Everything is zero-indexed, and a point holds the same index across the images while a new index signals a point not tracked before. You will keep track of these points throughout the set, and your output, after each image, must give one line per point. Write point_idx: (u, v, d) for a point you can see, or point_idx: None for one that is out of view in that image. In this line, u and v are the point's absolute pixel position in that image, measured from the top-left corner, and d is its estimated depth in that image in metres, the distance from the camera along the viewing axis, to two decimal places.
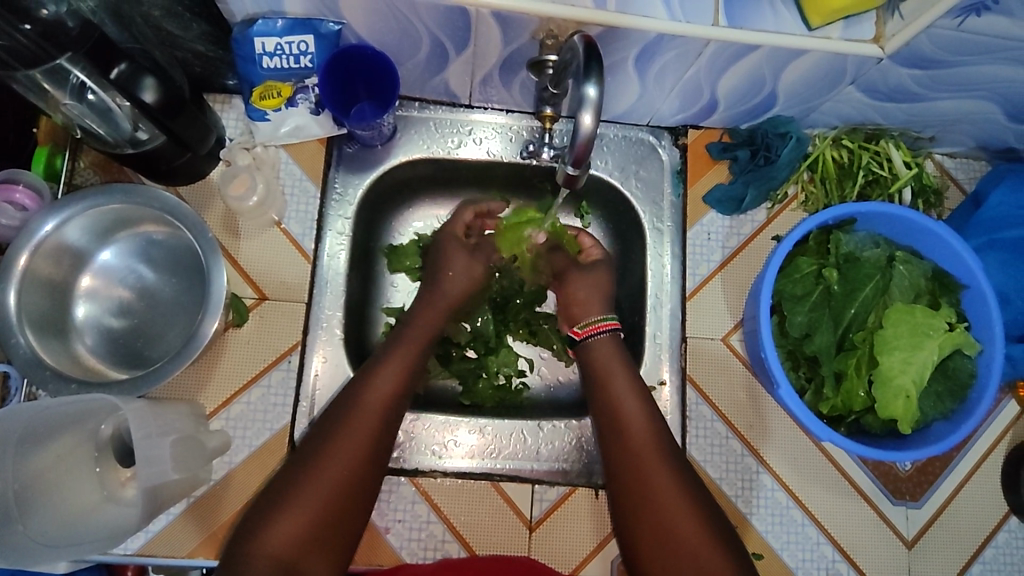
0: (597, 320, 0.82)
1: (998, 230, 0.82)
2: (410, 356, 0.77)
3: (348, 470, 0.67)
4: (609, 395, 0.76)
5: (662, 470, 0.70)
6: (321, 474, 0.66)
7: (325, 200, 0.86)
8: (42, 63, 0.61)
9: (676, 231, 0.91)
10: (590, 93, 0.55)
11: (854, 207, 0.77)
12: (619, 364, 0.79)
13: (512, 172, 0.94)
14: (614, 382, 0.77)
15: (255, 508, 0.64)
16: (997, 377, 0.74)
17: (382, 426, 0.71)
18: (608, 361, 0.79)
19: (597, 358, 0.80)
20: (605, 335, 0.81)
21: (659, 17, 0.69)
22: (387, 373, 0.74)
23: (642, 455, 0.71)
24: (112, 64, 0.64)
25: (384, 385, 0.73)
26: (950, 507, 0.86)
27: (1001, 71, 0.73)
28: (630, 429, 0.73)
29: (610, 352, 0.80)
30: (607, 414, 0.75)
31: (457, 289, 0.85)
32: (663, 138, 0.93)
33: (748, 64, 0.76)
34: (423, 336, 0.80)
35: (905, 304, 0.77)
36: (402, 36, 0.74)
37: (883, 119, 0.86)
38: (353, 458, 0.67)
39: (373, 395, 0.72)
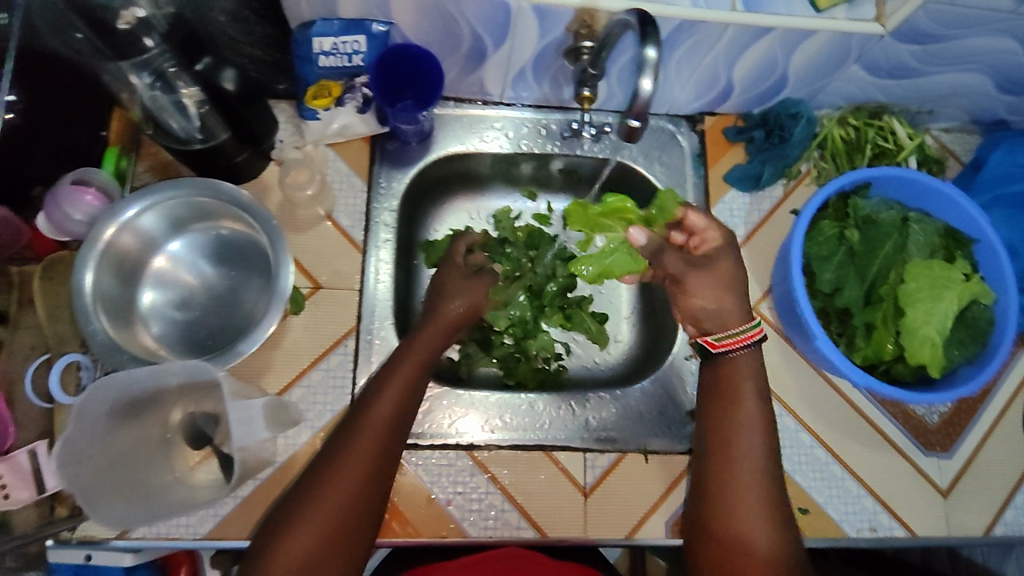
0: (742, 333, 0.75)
1: (1000, 187, 0.90)
2: (415, 373, 0.76)
3: (356, 484, 0.67)
4: (734, 417, 0.73)
5: (754, 465, 0.70)
6: (330, 492, 0.66)
7: (371, 193, 0.91)
8: (127, 55, 0.70)
9: (700, 210, 0.97)
10: (649, 54, 0.60)
11: (869, 171, 0.83)
12: (749, 373, 0.75)
13: (540, 163, 1.01)
14: (741, 402, 0.73)
15: (272, 518, 0.66)
16: (1016, 320, 0.79)
17: (386, 445, 0.70)
18: (749, 379, 0.74)
19: (729, 362, 0.75)
20: (743, 350, 0.75)
21: (682, 4, 0.77)
22: (391, 391, 0.73)
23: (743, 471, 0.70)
24: (197, 57, 0.74)
25: (388, 403, 0.72)
26: (979, 455, 0.90)
27: (989, 42, 0.82)
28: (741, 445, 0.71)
29: (749, 363, 0.75)
30: (723, 425, 0.73)
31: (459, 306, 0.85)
32: (682, 125, 1.01)
33: (762, 47, 0.83)
34: (428, 352, 0.79)
35: (923, 260, 0.82)
36: (446, 35, 0.81)
37: (884, 96, 0.95)
38: (359, 476, 0.67)
39: (377, 413, 0.71)
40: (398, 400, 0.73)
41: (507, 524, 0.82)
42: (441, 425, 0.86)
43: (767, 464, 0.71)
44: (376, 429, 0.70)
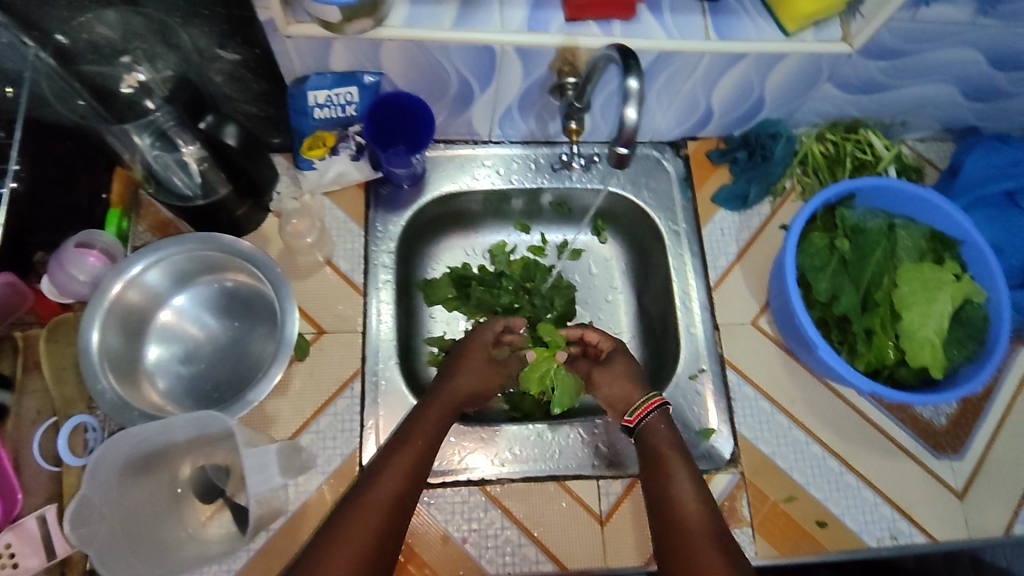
0: (647, 398, 0.80)
1: (980, 189, 0.92)
2: (418, 451, 0.74)
3: (357, 564, 0.62)
4: (659, 457, 0.75)
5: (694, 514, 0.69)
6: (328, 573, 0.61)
7: (368, 237, 0.92)
8: (132, 117, 0.76)
9: (691, 232, 0.99)
10: (632, 85, 0.64)
11: (851, 182, 0.86)
12: (670, 436, 0.78)
13: (532, 198, 1.04)
14: (661, 448, 0.77)
15: None
16: (1009, 317, 0.81)
17: (388, 523, 0.67)
18: (662, 431, 0.78)
19: (649, 430, 0.78)
20: (655, 412, 0.79)
21: (658, 37, 0.81)
22: (396, 467, 0.71)
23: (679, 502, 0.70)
24: (200, 115, 0.76)
25: (392, 480, 0.70)
26: (990, 454, 0.91)
27: (952, 53, 0.86)
28: (673, 480, 0.73)
29: (660, 425, 0.79)
30: (653, 469, 0.75)
31: (469, 384, 0.83)
32: (666, 151, 1.04)
33: (738, 72, 0.87)
34: (435, 428, 0.77)
35: (913, 264, 0.84)
36: (435, 80, 0.85)
37: (858, 111, 0.98)
38: (362, 555, 0.63)
39: (380, 491, 0.68)
40: (403, 477, 0.71)
41: (526, 560, 0.81)
42: (452, 464, 0.84)
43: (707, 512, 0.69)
44: (376, 508, 0.67)
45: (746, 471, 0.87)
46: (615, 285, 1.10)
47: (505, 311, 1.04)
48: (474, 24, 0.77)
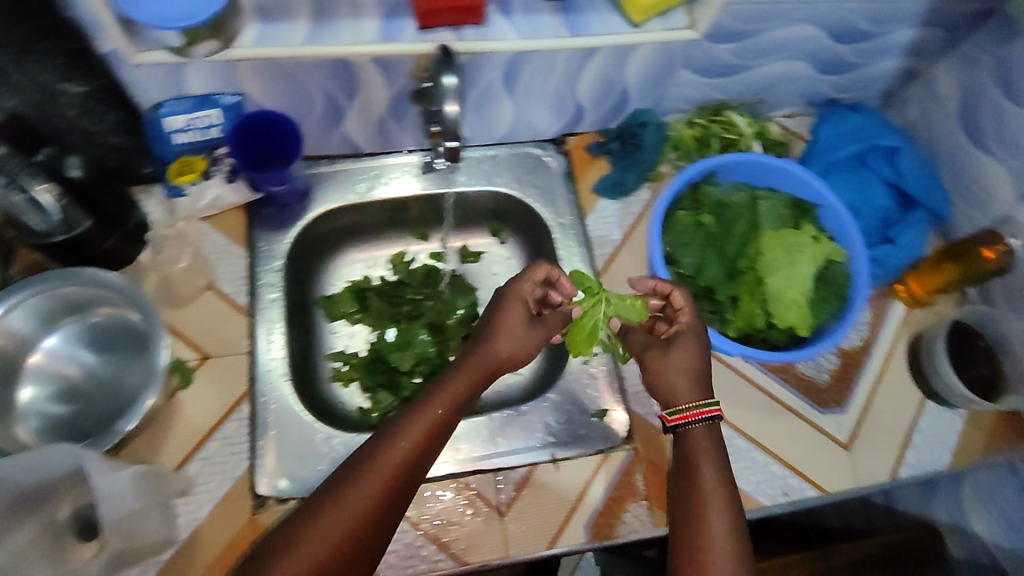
0: (700, 406, 0.76)
1: (833, 154, 0.96)
2: (439, 417, 0.74)
3: (347, 534, 0.65)
4: (693, 467, 0.73)
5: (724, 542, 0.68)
6: (320, 533, 0.65)
7: (252, 258, 0.92)
8: None
9: (575, 222, 1.02)
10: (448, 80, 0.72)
11: (711, 160, 0.90)
12: (709, 447, 0.75)
13: (427, 205, 1.06)
14: (697, 457, 0.74)
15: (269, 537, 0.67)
16: (867, 275, 0.86)
17: (384, 499, 0.68)
18: (707, 447, 0.74)
19: (690, 436, 0.76)
20: (700, 424, 0.76)
21: (510, 38, 0.83)
22: (410, 432, 0.72)
23: (706, 540, 0.68)
24: (38, 149, 0.77)
25: (405, 444, 0.71)
26: (872, 405, 0.96)
27: (792, 32, 0.90)
28: (704, 516, 0.70)
29: (704, 437, 0.75)
30: (686, 492, 0.72)
31: (506, 344, 0.80)
32: (548, 148, 1.06)
33: (596, 66, 0.90)
34: (465, 389, 0.77)
35: (775, 231, 0.89)
36: (298, 97, 0.85)
37: (720, 94, 1.03)
38: (361, 511, 0.67)
39: (393, 452, 0.70)
40: (416, 442, 0.71)
41: (426, 560, 0.81)
42: None
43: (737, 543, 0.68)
44: (386, 471, 0.69)
45: (640, 447, 0.90)
46: None
47: (408, 319, 1.06)
48: (324, 38, 0.78)
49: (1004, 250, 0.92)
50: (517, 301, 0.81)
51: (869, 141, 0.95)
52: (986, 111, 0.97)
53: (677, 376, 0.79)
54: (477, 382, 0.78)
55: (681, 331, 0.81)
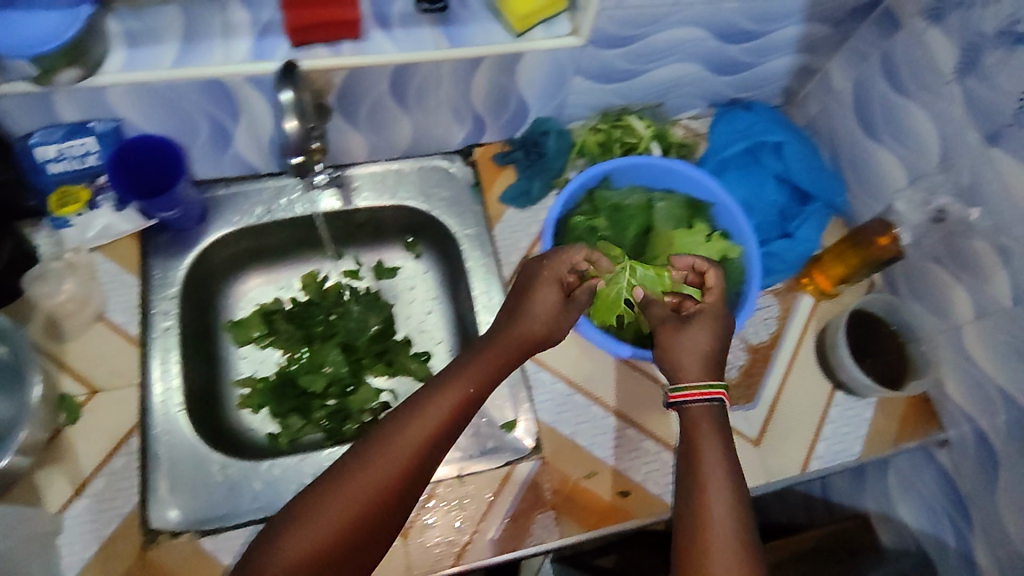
0: (699, 386, 0.72)
1: (724, 152, 1.03)
2: (470, 390, 0.72)
3: (360, 514, 0.65)
4: (696, 455, 0.68)
5: (728, 539, 0.63)
6: (336, 508, 0.64)
7: (145, 287, 0.92)
8: None
9: (481, 233, 1.02)
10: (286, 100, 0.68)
11: (603, 165, 0.90)
12: (711, 431, 0.70)
13: (338, 222, 1.05)
14: (699, 444, 0.69)
15: (288, 507, 0.67)
16: (761, 268, 0.86)
17: (407, 475, 0.67)
18: (708, 432, 0.70)
19: (695, 418, 0.71)
20: (700, 404, 0.71)
21: (389, 52, 0.82)
22: (438, 406, 0.70)
23: (710, 531, 0.64)
24: None
25: (433, 417, 0.69)
26: (781, 399, 0.96)
27: (676, 35, 0.91)
28: (707, 507, 0.65)
29: (705, 418, 0.70)
30: (688, 482, 0.68)
31: (540, 327, 0.76)
32: (455, 160, 1.06)
33: (483, 76, 0.90)
34: (496, 362, 0.74)
35: (670, 232, 0.91)
36: (179, 121, 0.84)
37: (621, 99, 1.04)
38: (389, 479, 0.66)
39: (420, 425, 0.69)
40: (444, 416, 0.70)
41: None
42: (244, 503, 0.85)
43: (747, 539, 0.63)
44: (417, 444, 0.68)
45: (546, 454, 0.90)
46: (431, 296, 1.11)
47: (321, 339, 1.05)
48: (193, 60, 0.77)
49: (896, 245, 0.93)
50: (551, 280, 0.77)
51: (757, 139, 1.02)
52: (876, 104, 0.98)
53: (687, 350, 0.74)
54: (507, 357, 0.75)
55: (700, 311, 0.78)
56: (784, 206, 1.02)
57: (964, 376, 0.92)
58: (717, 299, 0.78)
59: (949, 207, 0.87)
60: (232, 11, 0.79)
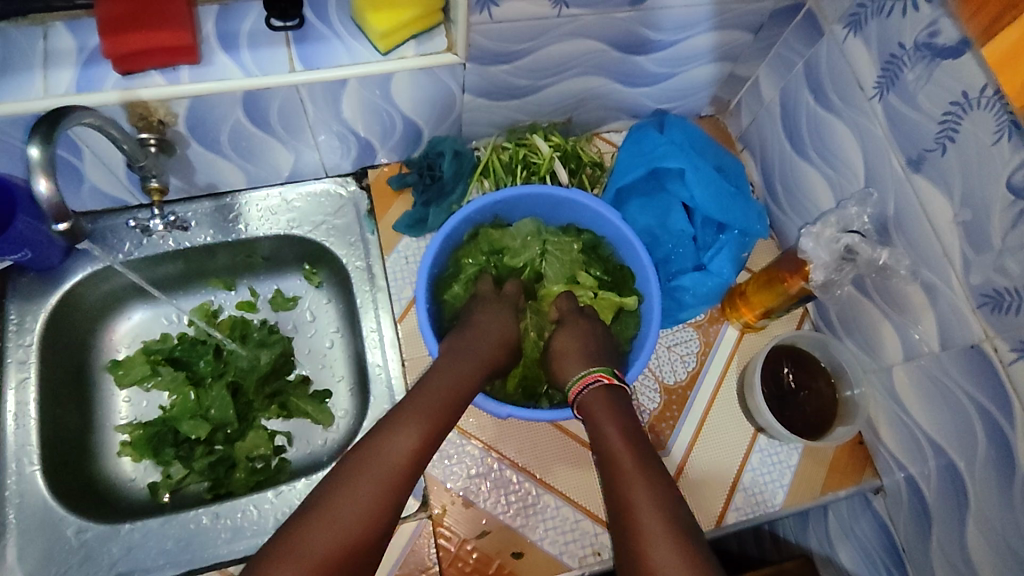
0: (585, 375, 0.75)
1: (620, 180, 0.92)
2: (443, 405, 0.71)
3: (360, 528, 0.61)
4: (598, 431, 0.70)
5: (650, 499, 0.62)
6: (332, 527, 0.61)
7: (0, 334, 0.85)
8: None
9: (373, 264, 0.94)
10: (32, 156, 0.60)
11: (490, 198, 0.83)
12: (607, 410, 0.72)
13: (227, 254, 0.98)
14: (599, 420, 0.71)
15: (273, 539, 0.61)
16: (658, 317, 0.79)
17: (399, 485, 0.65)
18: (604, 414, 0.71)
19: (588, 403, 0.73)
20: (593, 387, 0.74)
21: (234, 77, 0.75)
22: (412, 422, 0.69)
23: (636, 513, 0.61)
24: None
25: (411, 434, 0.68)
26: (696, 445, 0.88)
27: (569, 46, 0.82)
28: (627, 478, 0.64)
29: (601, 401, 0.73)
30: (606, 474, 0.67)
31: (495, 341, 0.79)
32: (349, 184, 0.99)
33: (354, 97, 0.82)
34: (465, 378, 0.74)
35: (560, 283, 0.87)
36: (12, 156, 0.77)
37: (524, 115, 0.96)
38: (376, 497, 0.63)
39: (401, 440, 0.67)
40: (421, 432, 0.68)
41: None
42: (99, 571, 0.77)
43: (663, 497, 0.62)
44: (398, 460, 0.66)
45: (435, 513, 0.81)
46: (331, 327, 1.03)
47: (211, 378, 0.96)
48: (8, 93, 0.70)
49: (808, 284, 0.82)
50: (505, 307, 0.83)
51: (666, 158, 0.90)
52: (803, 119, 0.89)
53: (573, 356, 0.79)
54: (477, 371, 0.76)
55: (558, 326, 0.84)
56: (696, 234, 0.92)
57: (893, 419, 0.83)
58: (566, 303, 0.84)
59: (857, 246, 0.76)
60: (56, 37, 0.73)
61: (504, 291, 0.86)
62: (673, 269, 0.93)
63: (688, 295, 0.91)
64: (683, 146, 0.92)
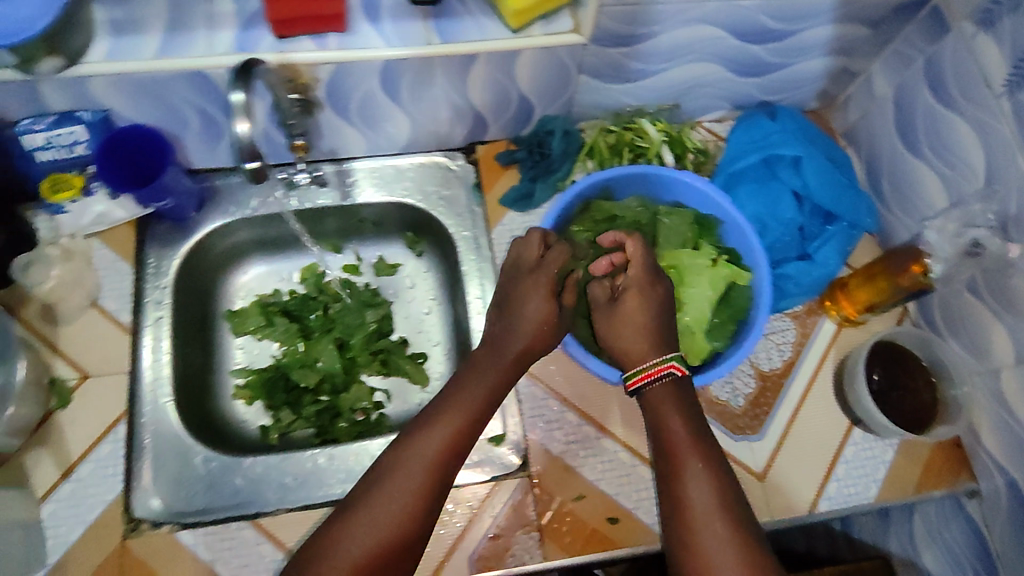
0: (656, 365, 0.75)
1: (732, 165, 0.95)
2: (472, 408, 0.74)
3: (394, 527, 0.67)
4: (660, 423, 0.73)
5: (708, 501, 0.66)
6: (369, 527, 0.66)
7: (139, 275, 0.91)
8: None
9: (480, 235, 0.99)
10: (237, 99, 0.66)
11: (603, 174, 0.85)
12: (675, 402, 0.73)
13: (338, 218, 1.03)
14: (663, 412, 0.73)
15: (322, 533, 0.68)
16: (769, 301, 0.79)
17: (429, 486, 0.69)
18: (669, 404, 0.73)
19: (653, 393, 0.75)
20: (660, 382, 0.74)
21: (375, 46, 0.80)
22: (441, 427, 0.72)
23: (691, 512, 0.66)
24: None
25: (439, 438, 0.72)
26: (791, 433, 0.89)
27: (692, 32, 0.84)
28: (686, 475, 0.68)
29: (667, 392, 0.74)
30: (665, 460, 0.71)
31: (532, 335, 0.78)
32: (457, 158, 1.03)
33: (480, 72, 0.86)
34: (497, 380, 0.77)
35: (675, 249, 0.85)
36: (168, 113, 0.84)
37: (635, 99, 0.98)
38: (406, 500, 0.68)
39: (430, 445, 0.71)
40: (449, 436, 0.72)
41: None
42: (223, 497, 0.82)
43: (722, 497, 0.67)
44: (426, 464, 0.70)
45: (534, 474, 0.85)
46: (431, 295, 1.08)
47: (319, 332, 1.03)
48: (174, 51, 0.77)
49: (925, 278, 0.83)
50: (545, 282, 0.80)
51: (774, 146, 0.92)
52: (919, 116, 0.89)
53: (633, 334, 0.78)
54: (509, 371, 0.78)
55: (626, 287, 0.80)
56: (803, 223, 0.93)
57: (997, 423, 0.83)
58: (641, 272, 0.79)
59: (985, 240, 0.77)
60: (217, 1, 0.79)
61: (550, 253, 0.82)
62: (780, 254, 0.94)
63: (792, 282, 0.92)
64: (795, 136, 0.94)
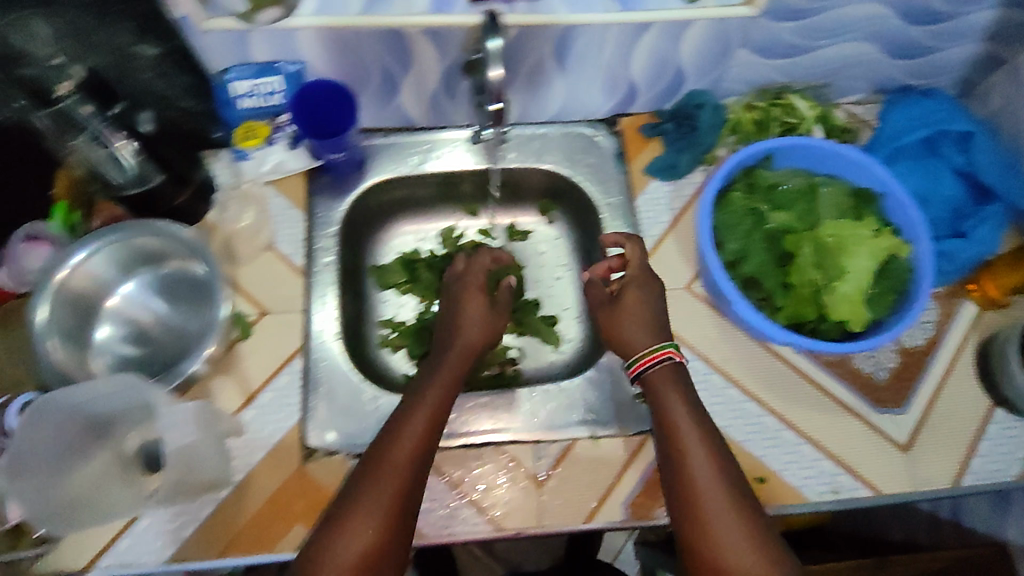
0: (652, 350, 0.78)
1: (900, 140, 0.99)
2: (443, 395, 0.76)
3: (379, 527, 0.64)
4: (661, 407, 0.74)
5: (713, 479, 0.67)
6: (352, 529, 0.64)
7: (309, 222, 0.97)
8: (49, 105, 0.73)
9: (625, 203, 1.02)
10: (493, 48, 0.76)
11: (767, 143, 0.90)
12: (673, 386, 0.76)
13: (476, 184, 1.07)
14: (665, 395, 0.75)
15: (324, 519, 0.66)
16: (931, 269, 0.83)
17: (418, 468, 0.69)
18: (669, 388, 0.75)
19: (653, 377, 0.77)
20: (662, 365, 0.77)
21: (558, 12, 0.85)
22: (421, 411, 0.73)
23: (698, 489, 0.67)
24: (111, 103, 0.77)
25: (420, 420, 0.72)
26: (934, 409, 0.91)
27: (858, 9, 0.87)
28: (687, 455, 0.69)
29: (665, 377, 0.76)
30: (663, 442, 0.72)
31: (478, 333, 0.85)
32: (599, 128, 1.06)
33: (648, 43, 0.90)
34: (451, 377, 0.79)
35: (834, 220, 0.87)
36: (355, 68, 0.90)
37: (785, 77, 1.00)
38: (401, 481, 0.67)
39: (414, 426, 0.71)
40: (427, 417, 0.73)
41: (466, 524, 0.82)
42: None
43: (726, 475, 0.68)
44: (411, 443, 0.70)
45: None
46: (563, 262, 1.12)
47: None
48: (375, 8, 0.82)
49: None
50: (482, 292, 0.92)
51: (933, 125, 0.97)
52: None
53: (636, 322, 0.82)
54: (460, 367, 0.81)
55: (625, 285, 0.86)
56: (959, 203, 0.96)
57: None
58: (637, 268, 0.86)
59: None
60: None
61: (473, 265, 0.97)
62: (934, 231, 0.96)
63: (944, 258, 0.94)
64: (955, 114, 0.98)
